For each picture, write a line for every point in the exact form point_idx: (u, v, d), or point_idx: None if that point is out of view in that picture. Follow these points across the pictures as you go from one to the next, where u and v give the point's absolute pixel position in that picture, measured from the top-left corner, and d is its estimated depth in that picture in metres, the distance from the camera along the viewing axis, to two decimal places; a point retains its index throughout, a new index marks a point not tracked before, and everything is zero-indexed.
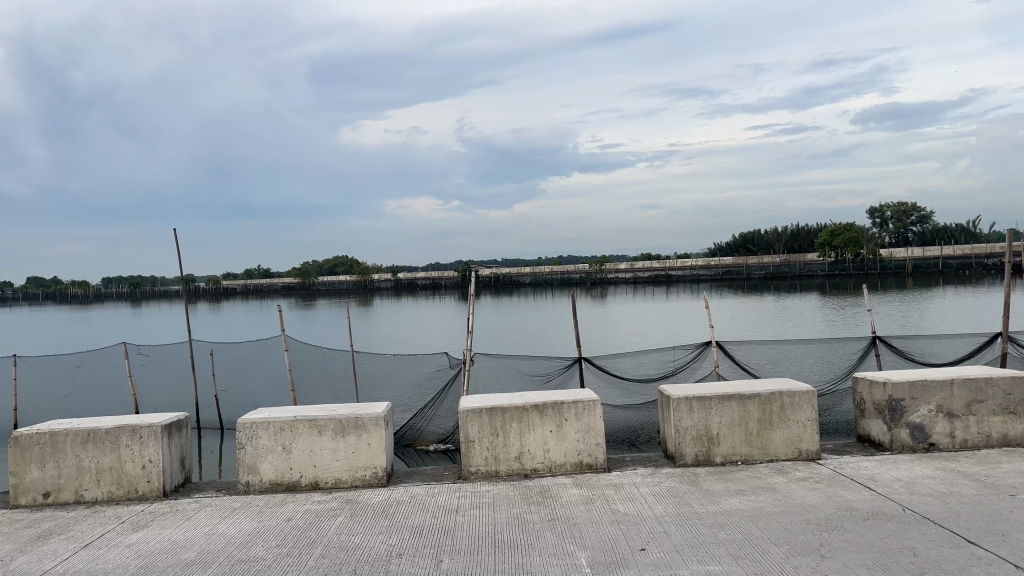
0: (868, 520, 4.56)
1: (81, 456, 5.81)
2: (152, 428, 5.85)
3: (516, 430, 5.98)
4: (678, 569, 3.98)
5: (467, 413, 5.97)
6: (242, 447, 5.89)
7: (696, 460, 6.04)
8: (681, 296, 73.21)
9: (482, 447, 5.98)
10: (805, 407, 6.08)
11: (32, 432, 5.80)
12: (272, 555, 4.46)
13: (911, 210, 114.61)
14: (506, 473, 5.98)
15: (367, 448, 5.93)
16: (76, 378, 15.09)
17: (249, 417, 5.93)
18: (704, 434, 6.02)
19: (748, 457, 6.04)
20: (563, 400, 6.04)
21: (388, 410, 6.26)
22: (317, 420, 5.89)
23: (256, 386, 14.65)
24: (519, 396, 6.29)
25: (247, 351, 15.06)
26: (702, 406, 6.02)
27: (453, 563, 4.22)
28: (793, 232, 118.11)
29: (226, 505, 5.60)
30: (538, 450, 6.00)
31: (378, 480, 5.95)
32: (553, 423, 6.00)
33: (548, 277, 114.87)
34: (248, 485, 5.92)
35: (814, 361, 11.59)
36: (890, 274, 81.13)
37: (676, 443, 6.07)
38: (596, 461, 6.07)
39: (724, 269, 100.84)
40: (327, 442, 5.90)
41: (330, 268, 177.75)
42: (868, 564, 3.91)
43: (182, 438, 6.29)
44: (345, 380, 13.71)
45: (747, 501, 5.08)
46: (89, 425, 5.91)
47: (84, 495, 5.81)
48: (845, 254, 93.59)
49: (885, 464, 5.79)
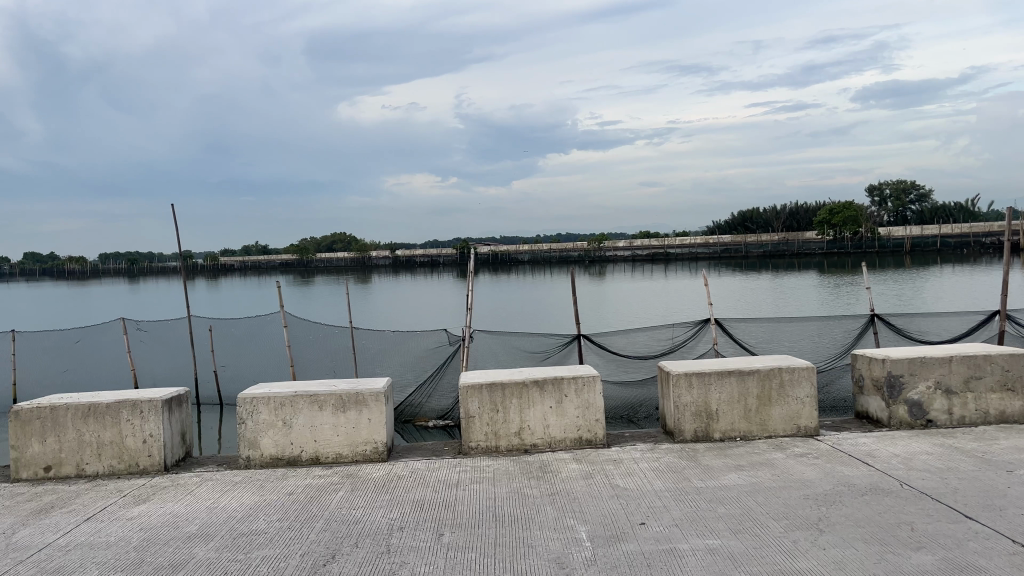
0: (865, 496, 4.59)
1: (82, 430, 5.83)
2: (152, 402, 5.86)
3: (517, 406, 6.00)
4: (678, 543, 4.00)
5: (468, 388, 5.97)
6: (243, 422, 5.91)
7: (695, 436, 6.06)
8: (680, 274, 73.30)
9: (483, 422, 6.00)
10: (804, 383, 6.10)
11: (33, 406, 5.81)
12: (273, 528, 4.49)
13: (910, 188, 114.36)
14: (506, 449, 6.01)
15: (367, 423, 5.95)
16: (75, 353, 15.13)
17: (250, 392, 5.94)
18: (703, 410, 6.05)
19: (746, 433, 6.07)
20: (564, 376, 6.05)
21: (389, 385, 6.27)
22: (318, 395, 5.91)
23: (256, 362, 14.67)
24: (519, 372, 6.31)
25: (247, 326, 15.05)
26: (701, 381, 6.04)
27: (455, 536, 4.25)
28: (792, 209, 118.01)
29: (228, 479, 5.62)
30: (538, 425, 6.02)
31: (379, 455, 5.97)
32: (553, 399, 6.02)
33: (547, 254, 114.93)
34: (250, 460, 5.94)
35: (815, 341, 11.59)
36: (888, 252, 81.29)
37: (675, 419, 6.09)
38: (596, 437, 6.08)
39: (723, 248, 100.78)
40: (328, 418, 5.92)
41: (329, 244, 177.60)
42: (865, 538, 3.95)
43: (183, 413, 6.30)
44: (345, 356, 13.75)
45: (746, 476, 5.11)
46: (89, 399, 5.92)
47: (85, 469, 5.84)
48: (844, 233, 93.47)
49: (882, 440, 5.82)
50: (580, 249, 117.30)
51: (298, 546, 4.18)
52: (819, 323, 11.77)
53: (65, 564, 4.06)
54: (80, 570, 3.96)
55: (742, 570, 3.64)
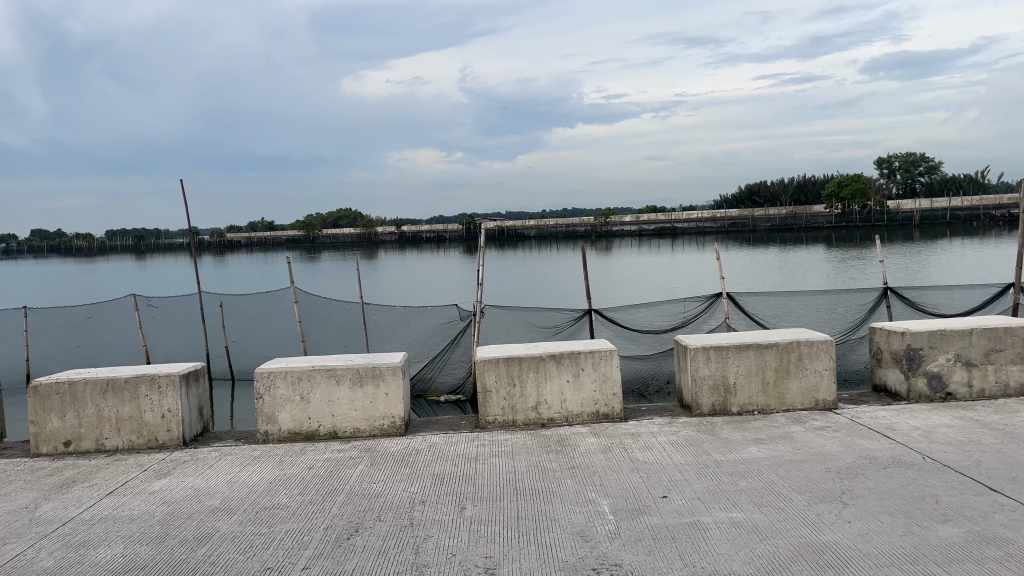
0: (887, 468, 4.58)
1: (100, 405, 5.84)
2: (169, 377, 5.86)
3: (534, 380, 5.99)
4: (701, 516, 3.99)
5: (485, 362, 5.95)
6: (260, 397, 5.92)
7: (713, 410, 6.05)
8: (687, 248, 72.97)
9: (500, 397, 5.99)
10: (823, 357, 6.07)
11: (51, 382, 5.83)
12: (296, 502, 4.50)
13: (919, 160, 113.33)
14: (523, 423, 6.01)
15: (385, 397, 5.95)
16: (87, 329, 15.29)
17: (267, 367, 5.94)
18: (720, 383, 6.03)
19: (764, 407, 6.05)
20: (580, 350, 6.03)
21: (406, 360, 6.26)
22: (335, 369, 5.90)
23: (268, 338, 14.73)
24: (536, 346, 6.29)
25: (258, 301, 15.08)
26: (719, 355, 6.01)
27: (477, 509, 4.26)
28: (800, 183, 117.11)
29: (246, 454, 5.63)
30: (554, 399, 6.01)
31: (397, 429, 5.97)
32: (570, 373, 6.00)
33: (553, 229, 114.64)
34: (268, 434, 5.94)
35: (827, 316, 11.61)
36: (896, 225, 80.63)
37: (693, 393, 6.06)
38: (613, 411, 6.07)
39: (730, 222, 100.25)
40: (345, 392, 5.92)
41: (335, 221, 177.36)
42: (891, 511, 3.93)
43: (200, 388, 6.30)
44: (356, 331, 13.80)
45: (766, 450, 5.10)
46: (108, 375, 5.93)
47: (105, 444, 5.86)
48: (852, 206, 92.85)
49: (902, 414, 5.79)
50: (586, 224, 116.90)
51: (321, 520, 4.19)
52: (831, 298, 11.76)
53: (90, 538, 4.07)
54: (106, 543, 3.98)
55: (768, 543, 3.63)
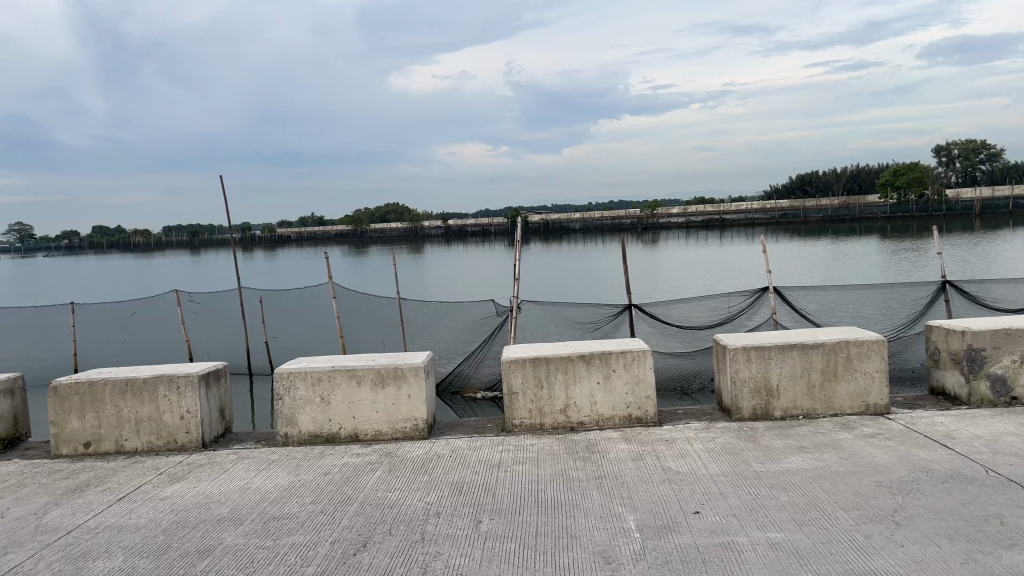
0: (944, 483, 4.17)
1: (119, 406, 5.73)
2: (188, 378, 5.72)
3: (562, 381, 5.69)
4: (736, 536, 3.66)
5: (511, 362, 5.68)
6: (279, 398, 5.73)
7: (754, 414, 5.69)
8: (736, 241, 71.55)
9: (527, 399, 5.72)
10: (874, 357, 5.65)
11: (71, 381, 5.73)
12: (306, 512, 4.29)
13: (980, 147, 109.34)
14: (551, 426, 5.72)
15: (407, 399, 5.72)
16: (131, 325, 15.44)
17: (286, 367, 5.75)
18: (762, 385, 5.66)
19: (810, 411, 5.65)
20: (612, 349, 5.71)
21: (430, 359, 6.02)
22: (356, 369, 5.68)
23: (306, 334, 14.74)
24: (565, 345, 5.99)
25: (298, 297, 15.08)
26: (761, 356, 5.65)
27: (494, 524, 3.99)
28: (853, 171, 114.05)
29: (264, 457, 5.46)
30: (584, 402, 5.71)
31: (420, 432, 5.74)
32: (600, 374, 5.69)
33: (599, 223, 113.82)
34: (288, 437, 5.76)
35: (881, 311, 11.24)
36: (955, 215, 77.87)
37: (732, 396, 5.71)
38: (647, 415, 5.73)
39: (781, 214, 98.16)
40: (367, 393, 5.70)
41: (382, 215, 178.75)
42: (949, 534, 3.55)
43: (221, 388, 6.14)
44: (393, 327, 13.69)
45: (810, 460, 4.72)
46: (127, 374, 5.81)
47: (124, 445, 5.75)
48: (909, 195, 90.04)
49: (962, 421, 5.33)
50: (632, 216, 115.76)
51: (329, 532, 3.97)
52: (884, 290, 11.36)
53: (91, 548, 3.91)
54: (106, 554, 3.81)
55: (808, 569, 3.29)
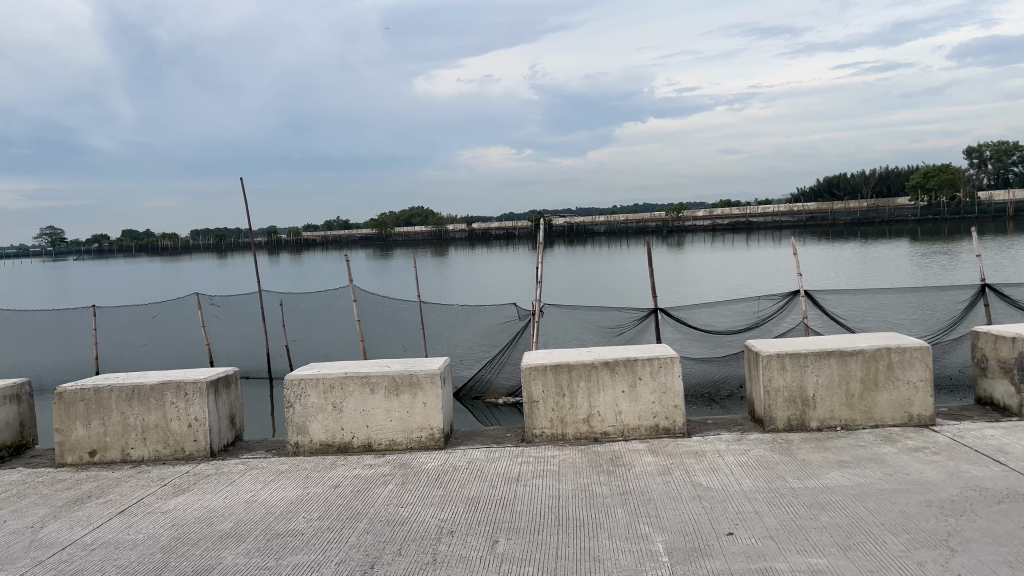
0: (1001, 503, 3.83)
1: (125, 413, 5.54)
2: (197, 384, 5.51)
3: (585, 390, 5.41)
4: (773, 561, 3.35)
5: (531, 370, 5.41)
6: (290, 406, 5.51)
7: (789, 425, 5.37)
8: (763, 243, 70.63)
9: (548, 408, 5.44)
10: (918, 366, 5.29)
11: (77, 388, 5.55)
12: (313, 529, 4.05)
13: (1012, 148, 107.09)
14: (574, 437, 5.44)
15: (422, 408, 5.46)
16: (152, 327, 15.42)
17: (297, 374, 5.52)
18: (797, 395, 5.35)
19: (849, 422, 5.32)
20: (638, 356, 5.42)
21: (448, 366, 5.77)
22: (369, 377, 5.44)
23: (326, 338, 14.56)
24: (588, 351, 5.70)
25: (318, 300, 14.91)
26: (796, 363, 5.33)
27: (511, 544, 3.72)
28: (882, 173, 112.30)
29: (273, 468, 5.25)
30: (608, 411, 5.42)
31: (436, 442, 5.48)
32: (626, 382, 5.40)
33: (624, 226, 113.14)
34: (299, 446, 5.54)
35: (913, 317, 10.97)
36: (987, 217, 76.24)
37: (766, 406, 5.40)
38: (675, 425, 5.44)
39: (808, 217, 96.87)
40: (381, 401, 5.46)
41: (406, 218, 179.37)
42: (1011, 562, 3.22)
43: (231, 395, 5.94)
44: (414, 331, 13.47)
45: (851, 476, 4.39)
46: (134, 381, 5.63)
47: (131, 454, 5.56)
48: (939, 197, 88.38)
49: (1015, 434, 4.97)
50: (658, 219, 114.97)
51: (336, 551, 3.73)
52: (915, 294, 11.07)
53: (84, 567, 3.70)
54: None
55: None
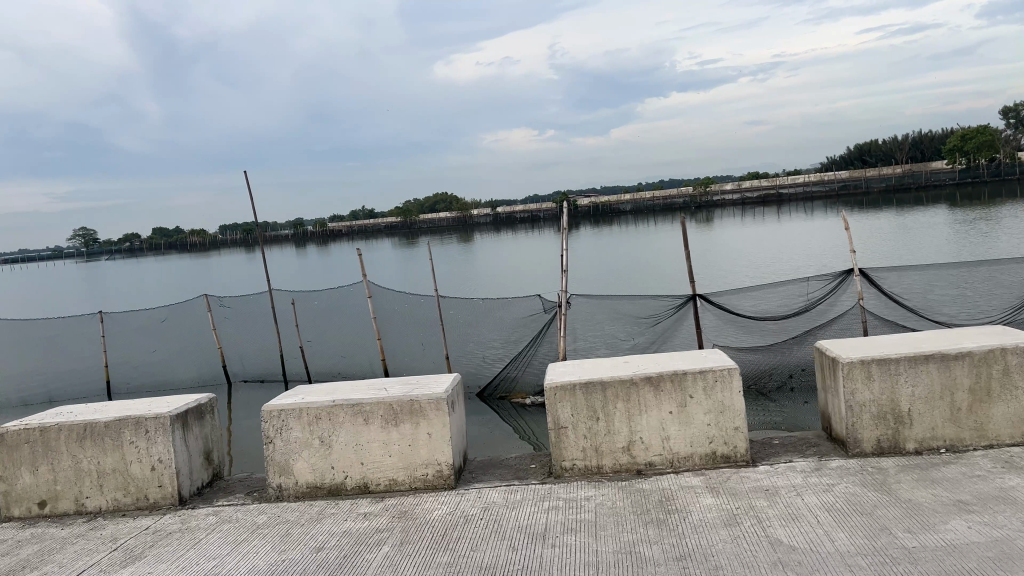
0: None
1: (77, 456, 4.66)
2: (158, 420, 4.60)
3: (623, 411, 4.42)
4: None
5: (556, 391, 4.42)
6: (269, 442, 4.58)
7: (878, 448, 4.35)
8: (795, 216, 68.62)
9: (579, 435, 4.46)
10: None
11: (19, 428, 4.68)
12: None
13: None
14: (611, 469, 4.47)
15: (427, 440, 4.51)
16: (163, 332, 14.48)
17: (276, 404, 4.59)
18: (889, 411, 4.31)
19: (954, 442, 4.30)
20: (687, 369, 4.41)
21: (458, 386, 4.81)
22: (362, 405, 4.51)
23: (343, 339, 13.59)
24: (626, 363, 4.71)
25: (333, 298, 13.92)
26: (885, 372, 4.29)
27: None
28: (916, 138, 108.94)
29: (248, 521, 4.33)
30: (653, 438, 4.44)
31: (445, 481, 4.54)
32: (673, 403, 4.41)
33: (650, 203, 111.17)
34: (282, 489, 4.62)
35: (972, 296, 9.85)
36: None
37: (848, 424, 4.38)
38: (736, 452, 4.44)
39: (841, 186, 94.32)
40: (376, 433, 4.52)
41: (432, 205, 178.71)
42: None
43: (206, 428, 5.03)
44: (433, 327, 12.44)
45: (982, 527, 3.35)
46: (87, 416, 4.74)
47: (86, 505, 4.69)
48: (977, 159, 85.35)
49: None
50: (684, 195, 112.78)
51: None
52: (972, 270, 9.88)
53: None
54: None
55: None
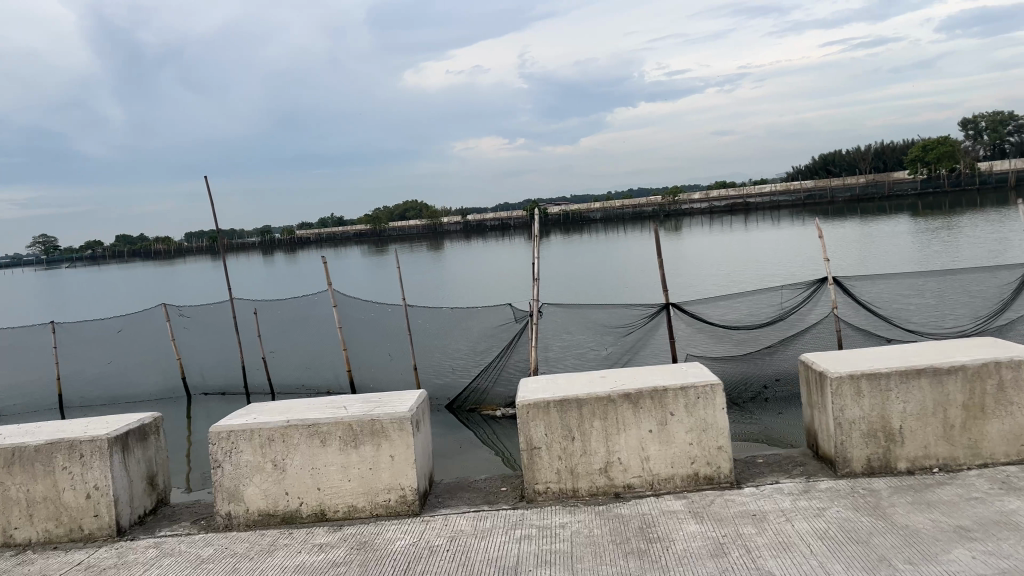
0: None
1: (4, 484, 4.26)
2: (95, 443, 4.22)
3: (600, 430, 4.13)
4: None
5: (529, 409, 4.13)
6: (217, 466, 4.22)
7: (869, 467, 4.11)
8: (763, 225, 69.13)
9: (553, 456, 4.17)
10: None
11: None
12: None
13: (1008, 119, 105.37)
14: (587, 492, 4.18)
15: (389, 462, 4.19)
16: (117, 344, 13.88)
17: (225, 425, 4.23)
18: (879, 428, 4.08)
19: (947, 461, 4.08)
20: (668, 385, 4.14)
21: (423, 404, 4.49)
22: (319, 426, 4.17)
23: (307, 350, 13.11)
24: (602, 378, 4.43)
25: (297, 307, 13.46)
26: (876, 387, 4.05)
27: None
28: (878, 148, 110.78)
29: (193, 555, 3.96)
30: (631, 459, 4.15)
31: (409, 506, 4.21)
32: (653, 421, 4.13)
33: (619, 211, 111.55)
34: (232, 517, 4.25)
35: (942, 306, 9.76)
36: (988, 188, 74.74)
37: (838, 443, 4.14)
38: (719, 473, 4.17)
39: (806, 195, 95.40)
40: (334, 456, 4.18)
41: (400, 213, 177.74)
42: None
43: (150, 450, 4.65)
44: (400, 338, 12.04)
45: (988, 556, 3.11)
46: (16, 440, 4.34)
47: (15, 536, 4.29)
48: (938, 170, 86.89)
49: None
50: (653, 203, 113.34)
51: None
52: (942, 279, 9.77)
53: None
54: None
55: None
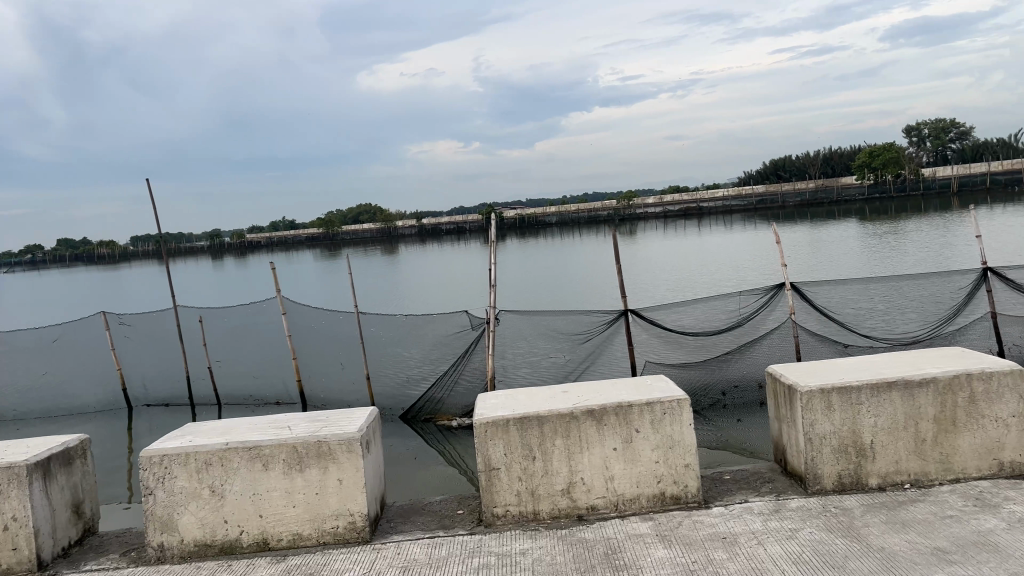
0: None
1: None
2: (11, 470, 3.85)
3: (562, 449, 3.91)
4: None
5: (486, 428, 3.88)
6: (149, 493, 3.89)
7: (839, 484, 3.96)
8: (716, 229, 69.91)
9: (513, 478, 3.93)
10: (1009, 398, 3.90)
11: None
12: None
13: (950, 126, 108.44)
14: (549, 515, 3.95)
15: (337, 487, 3.90)
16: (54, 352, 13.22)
17: (158, 448, 3.90)
18: (850, 443, 3.93)
19: (919, 476, 3.96)
20: (632, 401, 3.93)
21: (373, 422, 4.21)
22: (260, 448, 3.87)
23: (255, 359, 12.68)
24: (563, 394, 4.21)
25: (244, 315, 13.00)
26: (846, 401, 3.91)
27: None
28: (827, 155, 113.06)
29: None
30: (595, 479, 3.94)
31: (358, 534, 3.93)
32: (617, 439, 3.92)
33: (575, 215, 111.93)
34: (165, 548, 3.92)
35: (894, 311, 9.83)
36: (932, 194, 76.66)
37: (808, 459, 3.98)
38: (686, 492, 3.99)
39: (758, 200, 96.87)
40: (278, 481, 3.88)
41: (355, 217, 175.90)
42: None
43: (75, 475, 4.28)
44: (352, 346, 11.69)
45: None
46: None
47: None
48: (884, 176, 88.98)
49: None
50: (609, 207, 113.96)
51: None
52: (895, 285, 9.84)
53: None
54: None
55: None
